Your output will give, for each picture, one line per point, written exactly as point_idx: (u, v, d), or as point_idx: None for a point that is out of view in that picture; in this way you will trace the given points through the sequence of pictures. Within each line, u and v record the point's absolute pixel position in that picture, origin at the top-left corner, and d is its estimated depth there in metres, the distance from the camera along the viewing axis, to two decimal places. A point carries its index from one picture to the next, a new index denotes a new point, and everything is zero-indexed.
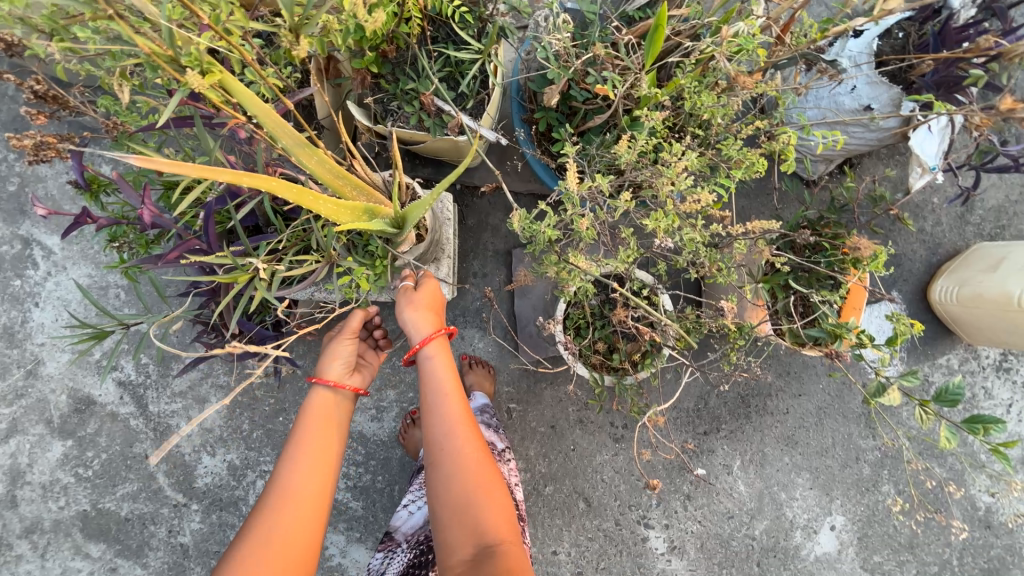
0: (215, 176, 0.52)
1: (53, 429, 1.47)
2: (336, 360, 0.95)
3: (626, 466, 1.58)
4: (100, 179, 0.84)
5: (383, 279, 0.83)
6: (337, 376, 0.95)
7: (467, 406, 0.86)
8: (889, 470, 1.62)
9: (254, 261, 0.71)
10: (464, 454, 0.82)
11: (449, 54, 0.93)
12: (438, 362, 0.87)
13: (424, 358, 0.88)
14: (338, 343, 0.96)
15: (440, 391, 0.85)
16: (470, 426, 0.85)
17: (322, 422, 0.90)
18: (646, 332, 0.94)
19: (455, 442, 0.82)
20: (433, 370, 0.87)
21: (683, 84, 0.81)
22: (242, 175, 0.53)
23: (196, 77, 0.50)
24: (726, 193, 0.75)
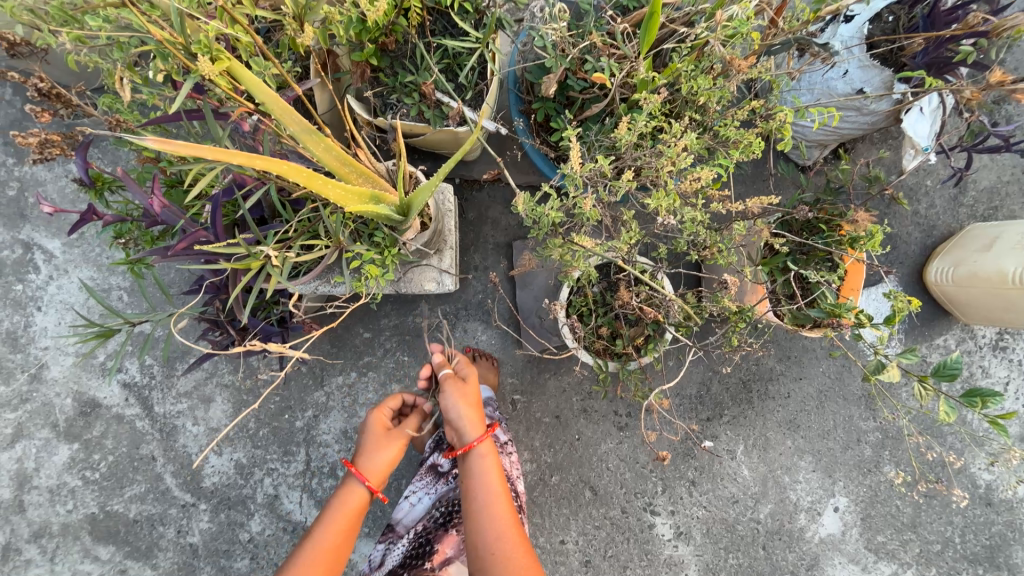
0: (226, 158, 0.52)
1: (59, 433, 1.47)
2: (380, 458, 0.99)
3: (630, 454, 1.59)
4: (104, 177, 0.85)
5: (390, 266, 0.83)
6: (375, 476, 0.98)
7: (510, 506, 0.90)
8: (890, 451, 1.64)
9: (263, 249, 0.71)
10: (506, 557, 0.83)
11: (447, 46, 0.94)
12: (485, 460, 0.93)
13: (471, 459, 0.93)
14: (388, 438, 1.00)
15: (486, 489, 0.90)
16: (514, 526, 0.87)
17: (353, 515, 0.95)
18: (650, 312, 0.95)
19: (498, 540, 0.85)
20: (479, 470, 0.92)
21: (680, 69, 0.83)
22: (253, 158, 0.53)
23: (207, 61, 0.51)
24: (726, 172, 0.76)
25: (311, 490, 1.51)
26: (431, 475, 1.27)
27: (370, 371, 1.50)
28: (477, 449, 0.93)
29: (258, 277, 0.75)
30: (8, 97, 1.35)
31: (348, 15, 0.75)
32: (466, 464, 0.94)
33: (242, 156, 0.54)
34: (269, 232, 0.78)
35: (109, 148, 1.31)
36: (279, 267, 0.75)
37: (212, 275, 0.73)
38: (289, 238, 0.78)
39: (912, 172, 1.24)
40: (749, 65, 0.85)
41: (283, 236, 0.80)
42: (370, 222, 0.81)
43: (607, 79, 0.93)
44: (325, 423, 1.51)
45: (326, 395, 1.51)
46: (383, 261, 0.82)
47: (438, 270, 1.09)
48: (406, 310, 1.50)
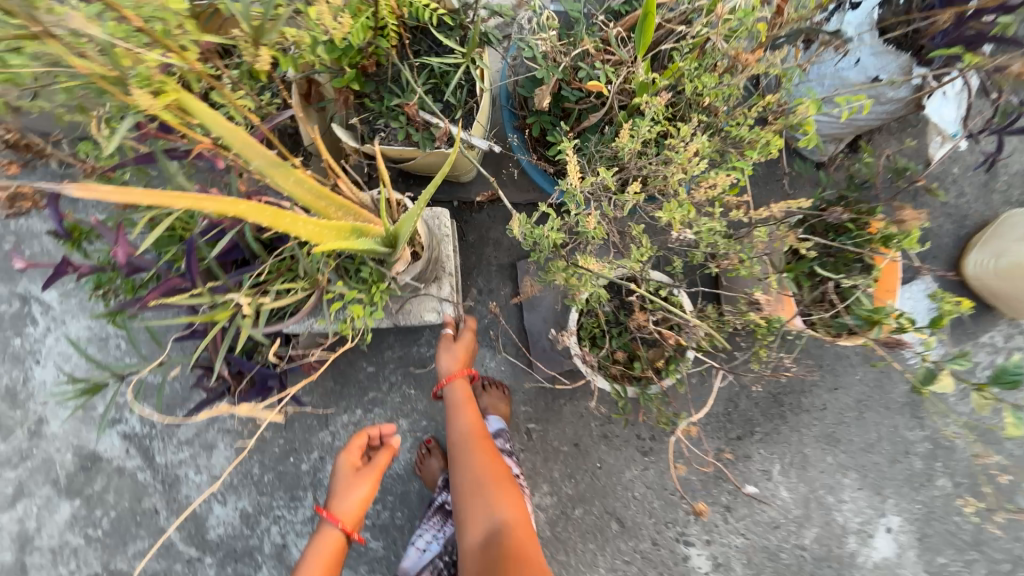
0: (170, 202, 0.45)
1: (60, 489, 1.42)
2: (353, 498, 1.07)
3: (657, 480, 1.48)
4: (81, 227, 0.81)
5: (379, 304, 0.77)
6: (350, 517, 1.07)
7: (484, 437, 1.07)
8: (943, 462, 1.50)
9: (235, 295, 0.66)
10: (481, 480, 1.00)
11: (432, 65, 0.90)
12: (462, 402, 1.10)
13: (448, 393, 1.11)
14: (359, 480, 1.08)
15: (461, 422, 1.08)
16: (488, 453, 1.04)
17: (333, 552, 1.05)
18: (670, 334, 0.87)
19: (475, 467, 1.02)
20: (457, 397, 1.10)
21: (683, 68, 0.77)
22: (205, 199, 0.47)
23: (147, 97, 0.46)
24: (744, 174, 0.69)
25: None
26: (439, 514, 1.30)
27: (376, 407, 1.43)
28: (453, 382, 1.11)
29: (228, 327, 0.69)
30: None
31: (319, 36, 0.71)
32: (446, 396, 1.11)
33: (192, 198, 0.47)
34: (243, 275, 0.72)
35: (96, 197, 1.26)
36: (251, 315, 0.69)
37: (177, 326, 0.67)
38: (265, 282, 0.73)
39: (940, 160, 1.18)
40: (756, 59, 0.79)
41: (259, 279, 0.75)
42: (356, 256, 0.76)
43: (602, 87, 0.88)
44: (331, 465, 1.43)
45: (331, 435, 1.44)
46: (370, 300, 0.76)
47: (438, 299, 1.03)
48: (411, 341, 1.43)
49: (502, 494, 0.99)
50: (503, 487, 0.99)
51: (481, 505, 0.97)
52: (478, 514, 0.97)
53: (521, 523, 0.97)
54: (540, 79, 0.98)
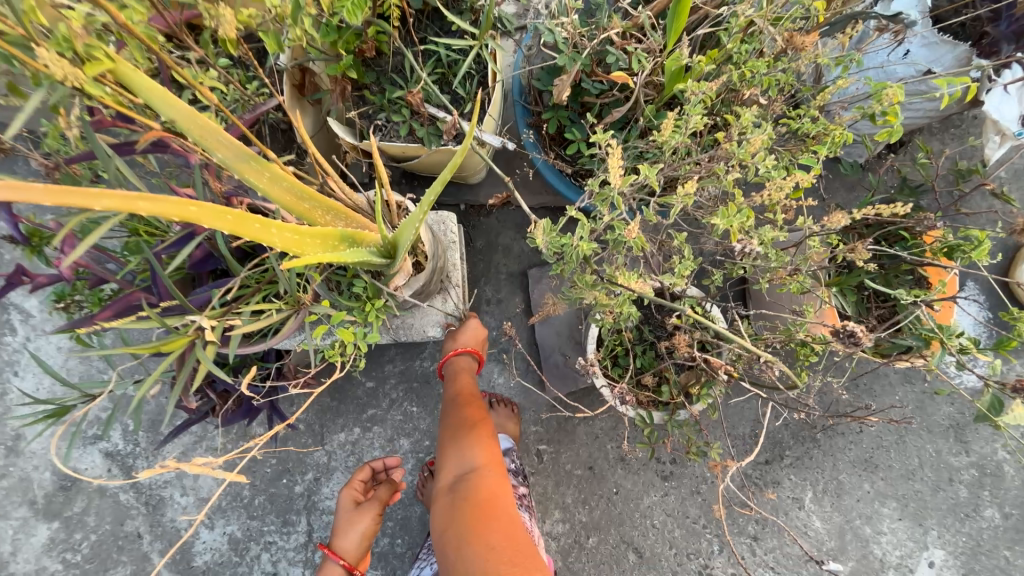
0: (94, 203, 0.36)
1: (38, 511, 1.33)
2: (356, 535, 1.09)
3: (678, 508, 1.36)
4: (42, 231, 0.72)
5: (374, 325, 0.67)
6: (355, 552, 1.10)
7: (474, 389, 0.93)
8: (991, 491, 1.38)
9: (197, 320, 0.57)
10: (461, 424, 0.85)
11: (440, 52, 0.80)
12: (457, 355, 0.96)
13: (449, 355, 0.96)
14: (361, 516, 1.10)
15: (452, 368, 0.95)
16: (474, 401, 0.90)
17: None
18: (719, 361, 0.75)
19: (457, 412, 0.88)
20: (456, 363, 0.96)
21: (729, 49, 0.70)
22: (139, 198, 0.37)
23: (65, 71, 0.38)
24: (813, 175, 0.58)
25: (314, 566, 1.33)
26: None
27: (375, 426, 1.33)
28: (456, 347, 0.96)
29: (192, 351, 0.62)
30: None
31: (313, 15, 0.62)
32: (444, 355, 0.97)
33: (120, 196, 0.37)
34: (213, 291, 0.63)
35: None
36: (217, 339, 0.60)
37: (132, 351, 0.60)
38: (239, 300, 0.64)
39: (998, 163, 1.04)
40: (811, 43, 0.68)
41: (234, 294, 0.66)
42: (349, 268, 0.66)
43: (630, 77, 0.78)
44: (327, 487, 1.33)
45: (327, 455, 1.34)
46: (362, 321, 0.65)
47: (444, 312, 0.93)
48: (413, 355, 1.33)
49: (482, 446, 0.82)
50: (481, 431, 0.84)
51: (456, 452, 0.82)
52: (452, 461, 0.81)
53: (499, 478, 0.79)
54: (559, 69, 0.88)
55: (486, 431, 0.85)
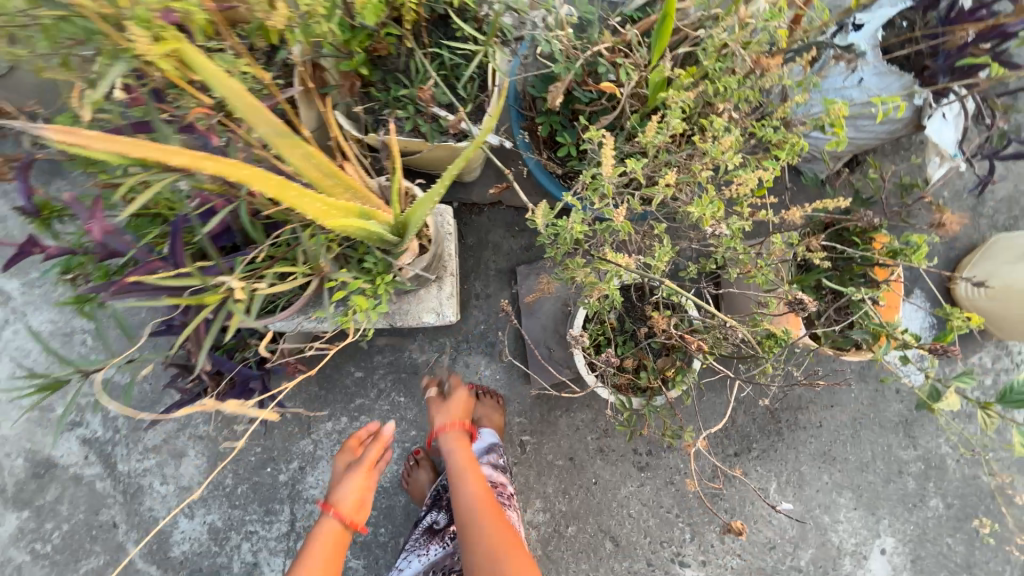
0: (171, 157, 0.46)
1: (7, 499, 1.29)
2: (348, 488, 0.93)
3: (653, 498, 1.43)
4: (52, 204, 0.73)
5: (383, 297, 0.71)
6: (348, 508, 0.92)
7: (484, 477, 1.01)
8: (935, 483, 1.49)
9: (227, 278, 0.60)
10: (488, 531, 0.92)
11: (446, 55, 0.86)
12: (458, 444, 1.03)
13: (452, 442, 1.03)
14: (354, 473, 0.95)
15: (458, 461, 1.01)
16: (490, 498, 0.98)
17: (335, 547, 0.91)
18: (692, 339, 0.84)
19: (481, 517, 0.94)
20: (458, 457, 1.01)
21: (706, 66, 0.79)
22: (204, 159, 0.46)
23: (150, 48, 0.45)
24: (773, 175, 0.68)
25: (295, 555, 1.33)
26: (427, 534, 1.20)
27: (362, 416, 1.36)
28: (453, 431, 1.03)
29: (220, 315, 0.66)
30: None
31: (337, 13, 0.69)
32: (446, 443, 1.03)
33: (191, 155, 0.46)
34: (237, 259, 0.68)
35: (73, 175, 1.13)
36: (244, 300, 0.63)
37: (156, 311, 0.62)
38: (259, 266, 0.68)
39: (938, 181, 1.16)
40: (777, 65, 0.78)
41: (254, 264, 0.70)
42: (362, 245, 0.71)
43: (618, 87, 0.86)
44: (311, 476, 1.35)
45: (313, 443, 1.35)
46: (372, 292, 0.70)
47: (438, 300, 0.98)
48: (402, 346, 1.36)
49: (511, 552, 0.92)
50: (514, 546, 0.92)
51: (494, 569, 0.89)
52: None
53: None
54: (554, 77, 0.95)
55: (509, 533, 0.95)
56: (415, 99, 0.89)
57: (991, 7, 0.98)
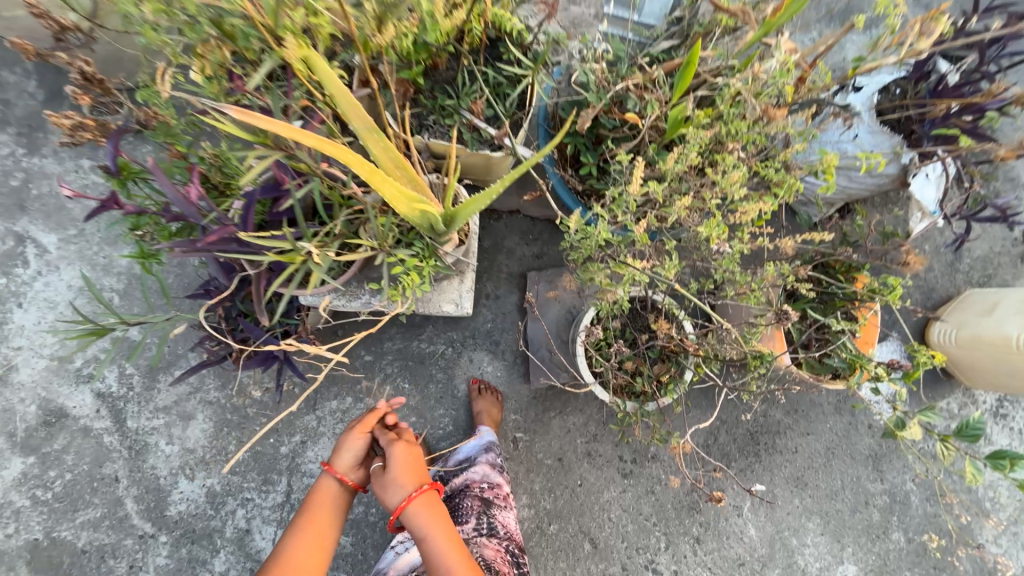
0: (300, 138, 0.53)
1: (15, 444, 1.33)
2: (347, 452, 0.96)
3: (634, 505, 1.50)
4: (132, 166, 0.81)
5: (428, 277, 0.81)
6: (347, 469, 0.95)
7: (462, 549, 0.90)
8: (898, 517, 1.58)
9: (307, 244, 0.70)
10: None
11: (494, 74, 0.97)
12: (428, 522, 0.89)
13: (421, 524, 0.89)
14: (350, 438, 0.96)
15: (430, 539, 0.88)
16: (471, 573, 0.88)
17: (331, 504, 0.95)
18: (691, 345, 0.95)
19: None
20: (425, 530, 0.89)
21: (721, 110, 0.91)
22: (325, 142, 0.54)
23: (287, 46, 0.53)
24: (771, 208, 0.78)
25: (287, 526, 1.38)
26: None
27: (367, 397, 1.42)
28: (421, 507, 0.90)
29: (301, 272, 0.75)
30: (30, 90, 1.34)
31: (417, 29, 0.79)
32: (415, 524, 0.89)
33: (317, 137, 0.54)
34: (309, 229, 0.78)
35: (139, 139, 1.19)
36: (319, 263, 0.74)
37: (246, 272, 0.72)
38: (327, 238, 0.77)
39: (920, 234, 1.27)
40: (782, 115, 0.89)
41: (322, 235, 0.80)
42: (414, 229, 0.81)
43: (640, 119, 0.97)
44: (312, 450, 1.40)
45: (317, 419, 1.41)
46: (421, 269, 0.80)
47: (458, 292, 1.04)
48: (411, 335, 1.44)
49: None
50: None
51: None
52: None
53: None
54: (584, 104, 1.07)
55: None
56: (460, 109, 0.99)
57: (972, 85, 1.12)
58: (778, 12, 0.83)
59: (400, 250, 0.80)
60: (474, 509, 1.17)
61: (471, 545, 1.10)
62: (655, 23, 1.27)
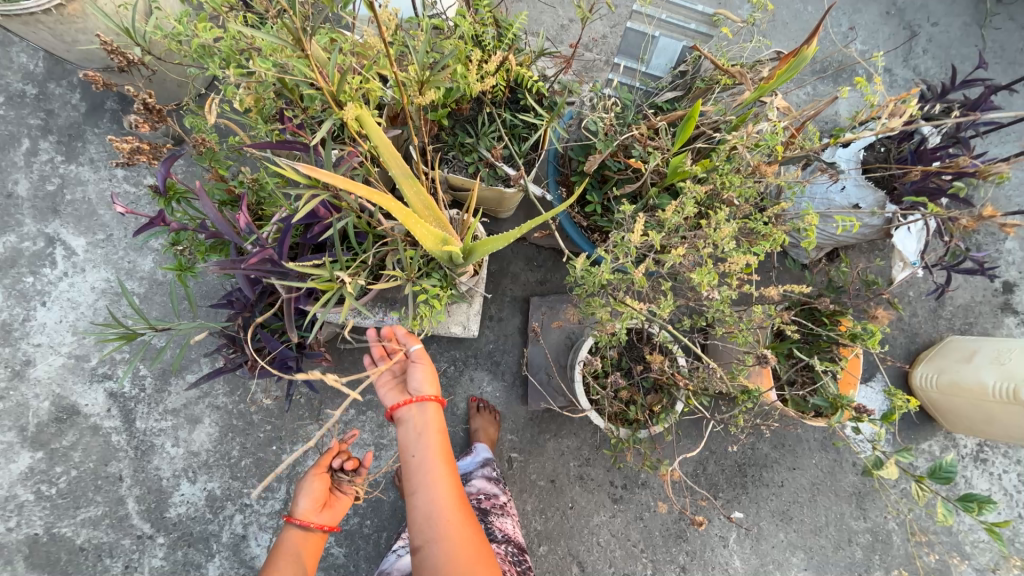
0: (354, 189, 0.59)
1: (25, 438, 1.37)
2: (305, 496, 1.01)
3: (622, 530, 1.54)
4: (177, 187, 0.90)
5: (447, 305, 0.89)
6: (306, 513, 1.00)
7: (450, 460, 0.86)
8: (880, 556, 1.61)
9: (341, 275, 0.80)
10: (453, 526, 0.80)
11: (511, 119, 1.06)
12: (426, 419, 0.87)
13: (420, 421, 0.87)
14: (308, 479, 1.01)
15: (421, 441, 0.85)
16: (457, 490, 0.84)
17: (298, 551, 0.98)
18: (682, 379, 1.01)
19: (442, 509, 0.81)
20: (417, 419, 0.88)
21: (715, 163, 0.99)
22: (375, 192, 0.60)
23: (348, 106, 0.59)
24: (757, 259, 0.86)
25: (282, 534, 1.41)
26: None
27: (369, 410, 1.46)
28: (419, 403, 0.88)
29: (334, 298, 0.85)
30: (74, 102, 1.43)
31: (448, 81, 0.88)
32: (414, 418, 0.88)
33: (369, 188, 0.60)
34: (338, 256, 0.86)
35: (191, 161, 1.35)
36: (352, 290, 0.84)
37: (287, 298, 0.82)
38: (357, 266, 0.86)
39: (901, 282, 1.35)
40: (772, 171, 0.98)
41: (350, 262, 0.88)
42: (434, 260, 0.88)
43: (643, 165, 1.05)
44: (312, 460, 1.43)
45: (319, 429, 1.44)
46: (441, 298, 0.87)
47: (466, 315, 1.09)
48: None
49: (479, 547, 0.80)
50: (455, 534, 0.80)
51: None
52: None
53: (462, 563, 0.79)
54: (591, 147, 1.15)
55: (477, 528, 0.83)
56: (479, 148, 1.07)
57: (948, 150, 1.22)
58: (771, 79, 0.93)
59: (422, 279, 0.87)
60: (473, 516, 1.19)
61: None
62: (661, 75, 1.31)
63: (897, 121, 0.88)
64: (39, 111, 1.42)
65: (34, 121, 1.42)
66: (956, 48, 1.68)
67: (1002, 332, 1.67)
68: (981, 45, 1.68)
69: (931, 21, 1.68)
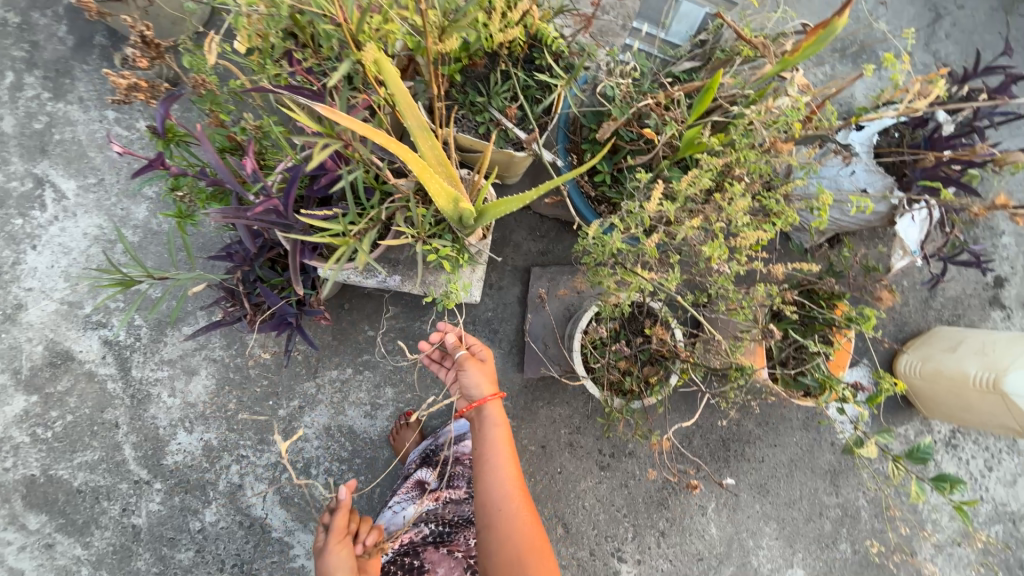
0: (373, 137, 0.60)
1: (19, 381, 1.37)
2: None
3: (607, 495, 1.60)
4: (176, 129, 0.87)
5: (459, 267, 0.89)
6: None
7: (512, 454, 1.00)
8: (848, 529, 1.69)
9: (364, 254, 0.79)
10: (511, 511, 0.93)
11: (526, 80, 1.03)
12: (490, 416, 1.02)
13: (484, 417, 1.02)
14: (334, 552, 0.92)
15: (489, 439, 1.00)
16: (517, 479, 0.97)
17: None
18: (680, 355, 1.03)
19: (503, 495, 0.94)
20: (486, 413, 1.02)
21: (733, 137, 0.97)
22: (395, 142, 0.61)
23: (369, 49, 0.58)
24: (768, 237, 0.87)
25: (277, 485, 1.44)
26: (417, 489, 1.23)
27: (366, 370, 1.47)
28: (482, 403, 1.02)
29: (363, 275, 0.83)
30: (60, 36, 1.35)
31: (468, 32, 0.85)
32: (481, 419, 1.02)
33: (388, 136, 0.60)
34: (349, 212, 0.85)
35: (188, 104, 1.30)
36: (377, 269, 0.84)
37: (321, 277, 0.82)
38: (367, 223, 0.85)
39: (899, 270, 1.36)
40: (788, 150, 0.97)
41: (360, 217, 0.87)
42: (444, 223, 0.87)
43: (657, 136, 1.01)
44: (309, 416, 1.45)
45: (316, 386, 1.45)
46: (452, 259, 0.87)
47: (471, 278, 1.08)
48: (414, 316, 1.47)
49: (536, 534, 0.92)
50: (523, 512, 0.94)
51: (514, 556, 0.89)
52: (510, 567, 0.89)
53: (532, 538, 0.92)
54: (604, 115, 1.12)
55: (534, 514, 0.95)
56: (490, 108, 1.04)
57: (961, 140, 1.21)
58: (796, 52, 0.88)
59: (435, 241, 0.87)
60: (464, 475, 1.23)
61: (461, 504, 1.19)
62: (681, 43, 1.31)
63: (922, 103, 0.88)
64: (23, 41, 1.34)
65: (18, 52, 1.34)
66: (980, 33, 1.63)
67: (988, 325, 1.70)
68: (1005, 32, 1.64)
69: (957, 5, 1.63)
